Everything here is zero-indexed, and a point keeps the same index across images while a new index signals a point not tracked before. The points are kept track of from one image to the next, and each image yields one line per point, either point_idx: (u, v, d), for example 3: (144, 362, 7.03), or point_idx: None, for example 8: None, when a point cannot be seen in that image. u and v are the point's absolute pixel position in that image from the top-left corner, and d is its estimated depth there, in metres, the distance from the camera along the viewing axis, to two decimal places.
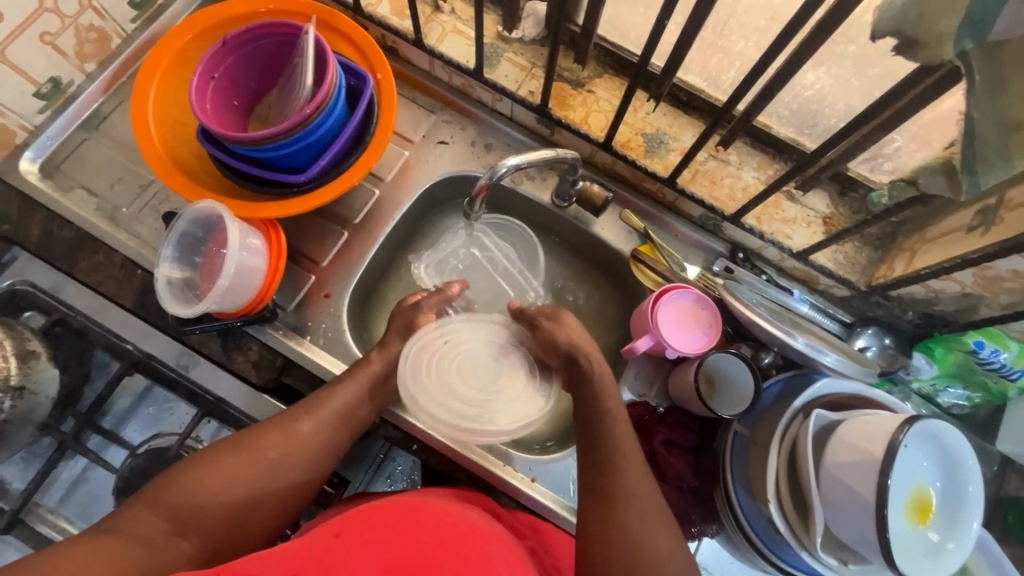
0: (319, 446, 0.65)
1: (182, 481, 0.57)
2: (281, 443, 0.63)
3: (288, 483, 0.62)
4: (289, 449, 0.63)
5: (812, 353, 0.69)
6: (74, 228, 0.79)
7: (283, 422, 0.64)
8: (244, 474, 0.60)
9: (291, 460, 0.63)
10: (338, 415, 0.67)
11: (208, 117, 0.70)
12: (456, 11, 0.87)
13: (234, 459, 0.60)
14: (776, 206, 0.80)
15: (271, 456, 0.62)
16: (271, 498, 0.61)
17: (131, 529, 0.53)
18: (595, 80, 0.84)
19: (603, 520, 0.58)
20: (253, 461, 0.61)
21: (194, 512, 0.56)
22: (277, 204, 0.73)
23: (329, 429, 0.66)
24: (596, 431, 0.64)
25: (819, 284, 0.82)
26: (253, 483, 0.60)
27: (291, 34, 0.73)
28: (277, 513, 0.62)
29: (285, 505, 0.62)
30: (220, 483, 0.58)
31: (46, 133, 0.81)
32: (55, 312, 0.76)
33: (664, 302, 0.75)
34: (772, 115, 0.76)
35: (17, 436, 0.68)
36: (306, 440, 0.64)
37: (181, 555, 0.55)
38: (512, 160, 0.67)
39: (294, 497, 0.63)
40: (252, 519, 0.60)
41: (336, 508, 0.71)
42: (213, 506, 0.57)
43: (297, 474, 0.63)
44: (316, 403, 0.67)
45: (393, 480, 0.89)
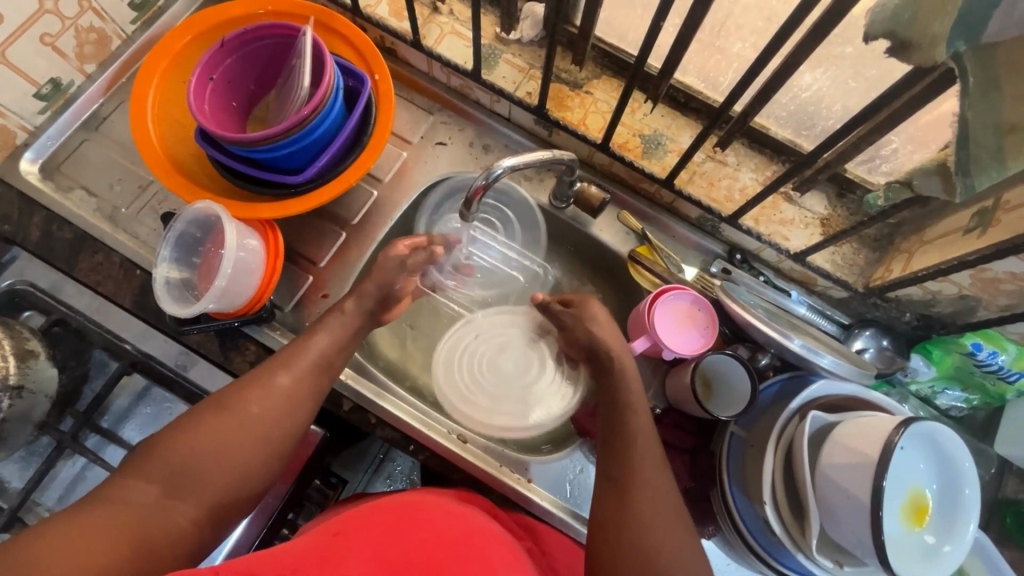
0: (302, 397, 0.65)
1: (167, 447, 0.57)
2: (262, 397, 0.62)
3: (276, 436, 0.62)
4: (271, 403, 0.63)
5: (809, 355, 0.69)
6: (73, 228, 0.80)
7: (262, 374, 0.64)
8: (229, 431, 0.59)
9: (275, 414, 0.62)
10: (317, 362, 0.67)
11: (206, 117, 0.70)
12: (454, 12, 0.87)
13: (218, 417, 0.60)
14: (774, 207, 0.80)
15: (254, 409, 0.61)
16: (261, 453, 0.61)
17: (123, 498, 0.53)
18: (593, 82, 0.84)
19: (617, 514, 0.59)
20: (236, 418, 0.60)
21: (184, 475, 0.56)
22: (276, 204, 0.74)
23: (310, 378, 0.66)
24: (615, 424, 0.65)
25: (817, 286, 0.82)
26: (240, 441, 0.60)
27: (288, 35, 0.73)
28: (271, 467, 0.62)
29: (277, 457, 0.62)
30: (207, 442, 0.58)
31: (46, 134, 0.81)
32: (54, 312, 0.76)
33: (661, 303, 0.75)
34: (769, 116, 0.76)
35: (15, 435, 0.68)
36: (288, 392, 0.64)
37: (179, 517, 0.55)
38: (509, 161, 0.67)
39: (283, 449, 0.63)
40: (248, 474, 0.60)
41: (333, 508, 0.71)
42: (202, 467, 0.57)
43: (284, 425, 0.63)
44: (296, 355, 0.66)
45: (392, 480, 0.94)
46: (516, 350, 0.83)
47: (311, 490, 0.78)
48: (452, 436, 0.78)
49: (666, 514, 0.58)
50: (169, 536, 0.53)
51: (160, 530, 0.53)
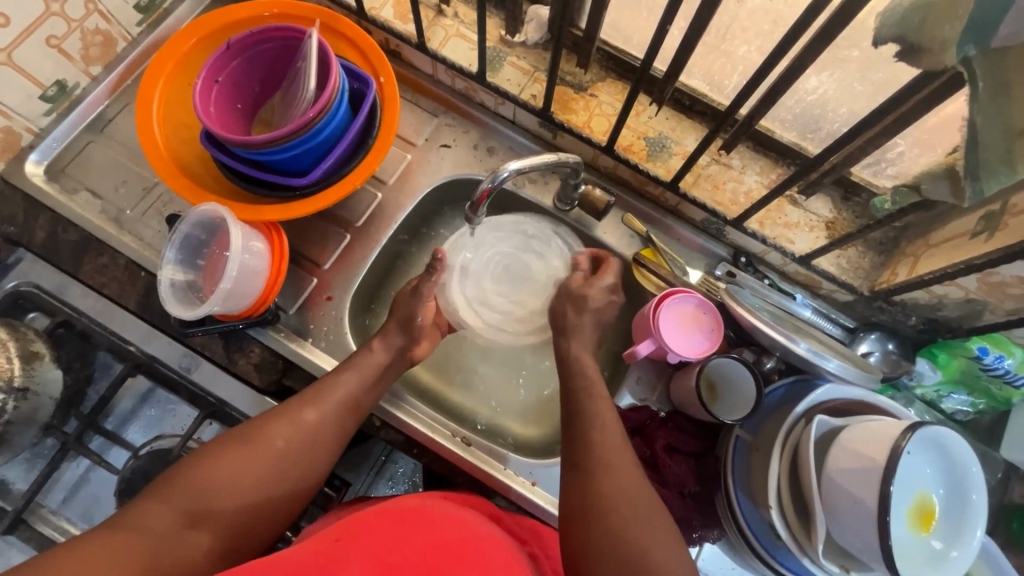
0: (325, 436, 0.66)
1: (190, 474, 0.58)
2: (288, 433, 0.64)
3: (297, 473, 0.64)
4: (295, 439, 0.64)
5: (815, 359, 0.68)
6: (79, 230, 0.80)
7: (291, 411, 0.66)
8: (253, 465, 0.61)
9: (299, 451, 0.64)
10: (344, 402, 0.69)
11: (211, 119, 0.70)
12: (459, 15, 0.87)
13: (245, 450, 0.61)
14: (779, 210, 0.80)
15: (279, 445, 0.63)
16: (280, 488, 0.63)
17: (143, 521, 0.54)
18: (598, 84, 0.84)
19: (582, 496, 0.59)
20: (260, 452, 0.62)
21: (204, 505, 0.58)
22: (280, 206, 0.74)
23: (336, 416, 0.68)
24: (578, 412, 0.67)
25: (822, 289, 0.82)
26: (261, 475, 0.61)
27: (294, 38, 0.73)
28: (286, 504, 0.63)
29: (294, 493, 0.64)
30: (233, 475, 0.60)
31: (52, 136, 0.81)
32: (59, 314, 0.77)
33: (666, 307, 0.75)
34: (775, 119, 0.76)
35: (20, 437, 0.68)
36: (312, 430, 0.66)
37: (194, 546, 0.56)
38: (514, 164, 0.67)
39: (302, 486, 0.64)
40: (267, 511, 0.62)
41: (338, 512, 0.70)
42: (222, 497, 0.59)
43: (305, 463, 0.64)
44: (322, 393, 0.68)
45: (394, 483, 0.92)
46: (514, 255, 0.84)
47: (314, 493, 0.78)
48: (455, 438, 0.77)
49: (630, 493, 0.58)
50: (182, 564, 0.54)
51: (174, 558, 0.54)
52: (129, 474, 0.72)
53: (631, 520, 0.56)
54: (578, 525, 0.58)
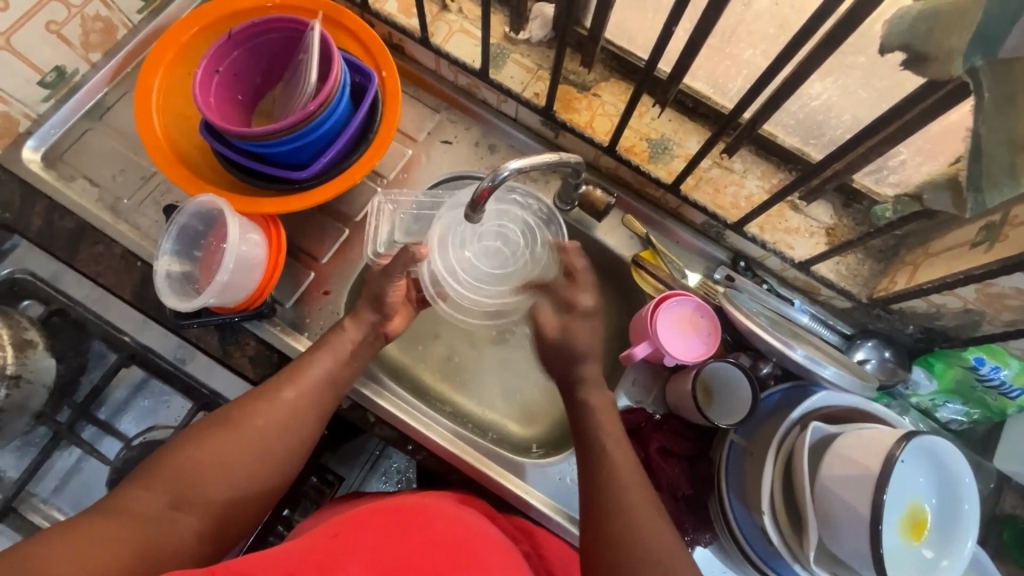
0: (305, 412, 0.66)
1: (173, 458, 0.58)
2: (267, 412, 0.64)
3: (281, 449, 0.64)
4: (275, 418, 0.64)
5: (811, 365, 0.68)
6: (74, 218, 0.79)
7: (269, 391, 0.66)
8: (233, 446, 0.61)
9: (278, 428, 0.64)
10: (325, 376, 0.69)
11: (211, 110, 0.70)
12: (463, 11, 0.86)
13: (225, 433, 0.61)
14: (780, 215, 0.80)
15: (260, 422, 0.63)
16: (265, 465, 0.62)
17: (129, 507, 0.54)
18: (601, 84, 0.83)
19: (601, 511, 0.60)
20: (241, 430, 0.62)
21: (188, 487, 0.57)
22: (279, 199, 0.73)
23: (316, 393, 0.68)
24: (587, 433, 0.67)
25: (820, 295, 0.82)
26: (242, 454, 0.61)
27: (296, 29, 0.72)
28: (271, 482, 0.63)
29: (280, 471, 0.64)
30: (213, 457, 0.60)
31: (50, 122, 0.81)
32: (54, 302, 0.76)
33: (663, 310, 0.74)
34: (777, 124, 0.76)
35: (12, 425, 0.68)
36: (292, 408, 0.66)
37: (182, 527, 0.56)
38: (514, 164, 0.66)
39: (286, 463, 0.64)
40: (253, 493, 0.61)
41: (331, 507, 0.70)
42: (206, 478, 0.59)
43: (287, 441, 0.64)
44: (300, 372, 0.68)
45: (387, 477, 0.93)
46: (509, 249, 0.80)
47: (306, 486, 0.78)
48: (450, 436, 0.77)
49: (639, 513, 0.59)
50: (171, 544, 0.54)
51: (164, 541, 0.54)
52: (121, 465, 0.72)
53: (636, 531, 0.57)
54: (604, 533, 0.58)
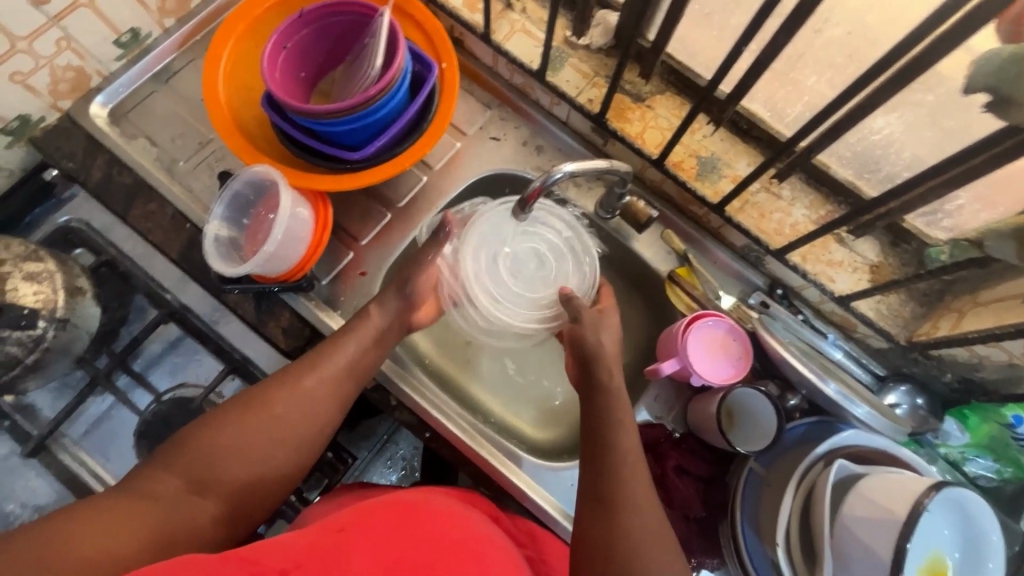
0: (325, 402, 0.67)
1: (194, 441, 0.59)
2: (287, 399, 0.65)
3: (298, 436, 0.65)
4: (294, 405, 0.65)
5: (843, 402, 0.67)
6: (132, 174, 0.82)
7: (291, 377, 0.66)
8: (253, 431, 0.62)
9: (296, 417, 0.65)
10: (347, 367, 0.70)
11: (276, 84, 0.71)
12: (527, 11, 0.87)
13: (245, 417, 0.62)
14: (823, 247, 0.79)
15: (283, 410, 0.64)
16: (282, 451, 0.63)
17: (150, 487, 0.55)
18: (656, 97, 0.83)
19: (601, 530, 0.56)
20: (265, 415, 0.63)
21: (209, 470, 0.59)
22: (331, 177, 0.75)
23: (338, 382, 0.69)
24: (600, 444, 0.63)
25: (856, 332, 0.80)
26: (261, 440, 0.62)
27: (365, 14, 0.74)
28: (287, 469, 0.64)
29: (298, 457, 0.65)
30: (233, 441, 0.61)
31: (119, 80, 0.84)
32: (104, 253, 0.79)
33: (695, 329, 0.73)
34: (832, 155, 0.75)
35: (55, 366, 0.70)
36: (313, 395, 0.66)
37: (203, 507, 0.57)
38: (568, 167, 0.67)
39: (302, 449, 0.65)
40: (270, 478, 0.62)
41: (337, 495, 0.72)
42: (227, 461, 0.60)
43: (306, 428, 0.65)
44: (323, 359, 0.69)
45: (391, 461, 0.99)
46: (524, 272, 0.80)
47: (322, 461, 0.81)
48: (474, 432, 0.78)
49: (645, 528, 0.56)
50: (191, 527, 0.56)
51: (183, 523, 0.55)
52: (151, 417, 0.75)
53: (651, 565, 0.53)
54: (601, 555, 0.55)
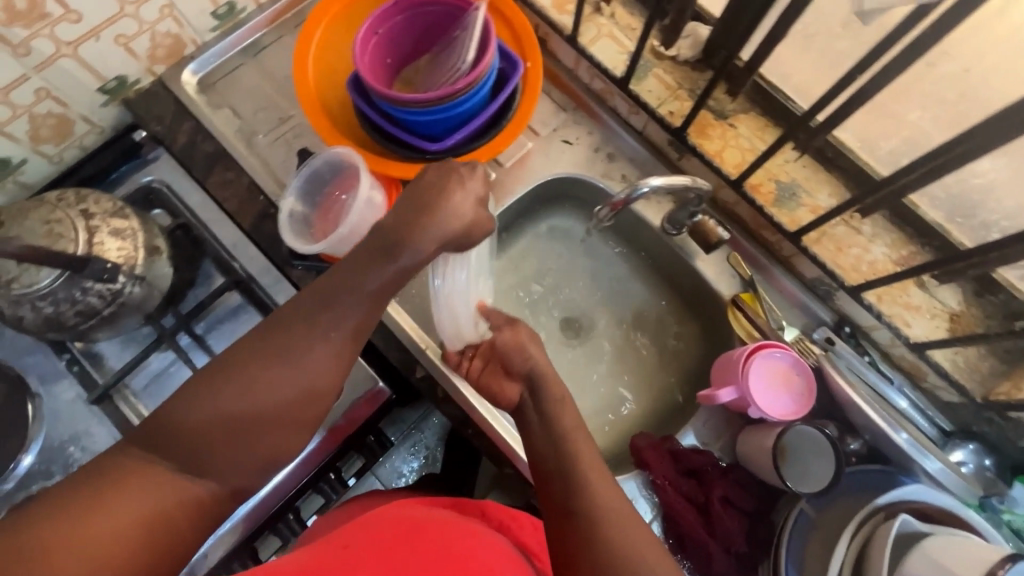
0: (331, 367, 0.55)
1: (181, 416, 0.49)
2: (285, 362, 0.53)
3: (298, 406, 0.53)
4: (294, 370, 0.53)
5: (915, 453, 0.65)
6: (214, 142, 0.86)
7: (293, 336, 0.53)
8: (247, 403, 0.50)
9: (296, 383, 0.53)
10: (352, 323, 0.56)
11: (365, 69, 0.72)
12: (615, 17, 0.85)
13: (236, 384, 0.51)
14: (902, 289, 0.76)
15: (277, 377, 0.52)
16: (281, 425, 0.53)
17: (132, 476, 0.46)
18: (740, 116, 0.81)
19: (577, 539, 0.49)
20: (253, 384, 0.51)
21: (193, 455, 0.48)
22: (406, 166, 0.75)
23: (343, 342, 0.56)
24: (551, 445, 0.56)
25: (926, 382, 0.77)
26: (256, 412, 0.51)
27: (459, 7, 0.74)
28: (287, 441, 0.53)
29: (297, 428, 0.54)
30: (223, 414, 0.49)
31: (211, 51, 0.86)
32: (180, 217, 0.82)
33: (758, 358, 0.71)
34: (924, 195, 0.72)
35: (126, 321, 0.72)
36: (317, 357, 0.54)
37: (197, 494, 0.48)
38: (654, 181, 0.69)
39: (304, 418, 0.54)
40: (265, 452, 0.52)
41: (353, 505, 0.72)
42: (216, 441, 0.49)
43: (308, 395, 0.54)
44: (328, 313, 0.55)
45: (415, 448, 1.06)
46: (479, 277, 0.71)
47: (364, 445, 0.83)
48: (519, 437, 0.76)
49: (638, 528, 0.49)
50: (188, 518, 0.47)
51: (177, 513, 0.46)
52: None
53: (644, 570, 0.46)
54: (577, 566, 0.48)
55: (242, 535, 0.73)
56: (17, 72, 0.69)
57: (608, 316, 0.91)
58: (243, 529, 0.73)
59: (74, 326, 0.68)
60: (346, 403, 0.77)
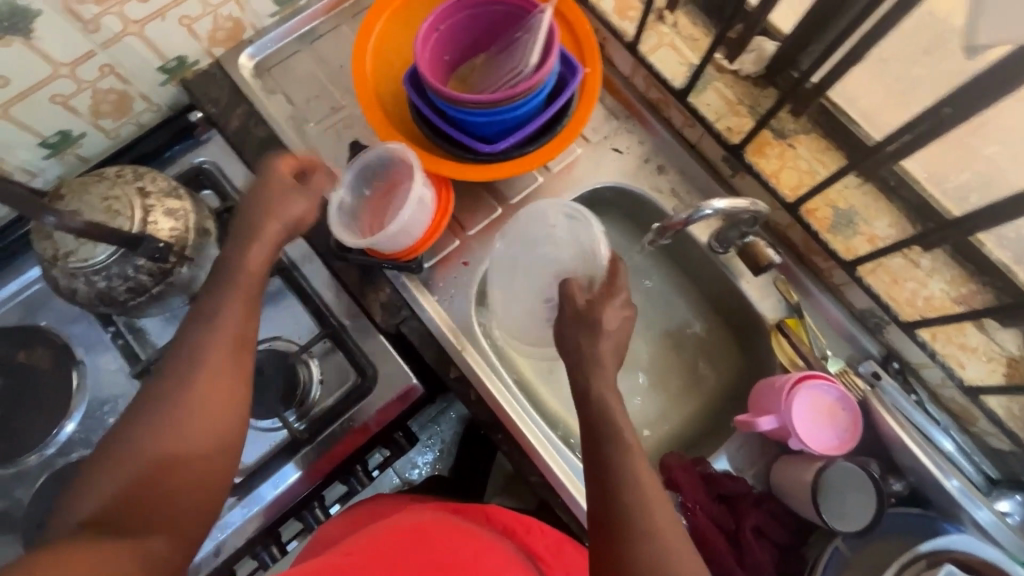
0: (235, 385, 0.54)
1: (98, 486, 0.47)
2: (185, 397, 0.52)
3: (213, 427, 0.52)
4: (197, 401, 0.52)
5: (963, 500, 0.64)
6: (266, 128, 0.86)
7: (181, 374, 0.53)
8: (155, 447, 0.49)
9: (201, 411, 0.52)
10: (232, 334, 0.56)
11: (424, 65, 0.72)
12: (678, 26, 0.83)
13: (146, 434, 0.50)
14: (959, 329, 0.72)
15: (178, 411, 0.51)
16: (204, 451, 0.51)
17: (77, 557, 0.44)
18: (800, 136, 0.78)
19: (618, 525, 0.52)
20: (152, 417, 0.51)
21: (122, 514, 0.47)
22: (456, 165, 0.75)
23: (230, 346, 0.55)
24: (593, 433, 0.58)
25: (975, 427, 0.74)
26: (172, 451, 0.50)
27: (522, 8, 0.73)
28: (217, 466, 0.52)
29: (224, 450, 0.53)
30: (137, 464, 0.49)
31: (269, 36, 0.87)
32: (229, 201, 0.83)
33: (803, 388, 0.69)
34: (993, 234, 0.70)
35: (172, 299, 0.74)
36: (217, 380, 0.53)
37: (147, 542, 0.47)
38: (718, 205, 0.68)
39: (224, 438, 0.53)
40: (199, 482, 0.51)
41: (359, 508, 0.72)
42: (134, 487, 0.48)
43: (220, 417, 0.53)
44: (208, 337, 0.55)
45: (429, 440, 1.05)
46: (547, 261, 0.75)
47: (392, 440, 0.83)
48: (549, 446, 0.76)
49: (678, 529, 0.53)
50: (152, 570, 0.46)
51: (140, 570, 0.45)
52: None
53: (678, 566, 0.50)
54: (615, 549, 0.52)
55: (268, 521, 0.74)
56: (85, 47, 0.70)
57: (644, 330, 0.90)
58: (266, 516, 0.74)
59: (122, 301, 0.70)
60: (377, 403, 0.76)
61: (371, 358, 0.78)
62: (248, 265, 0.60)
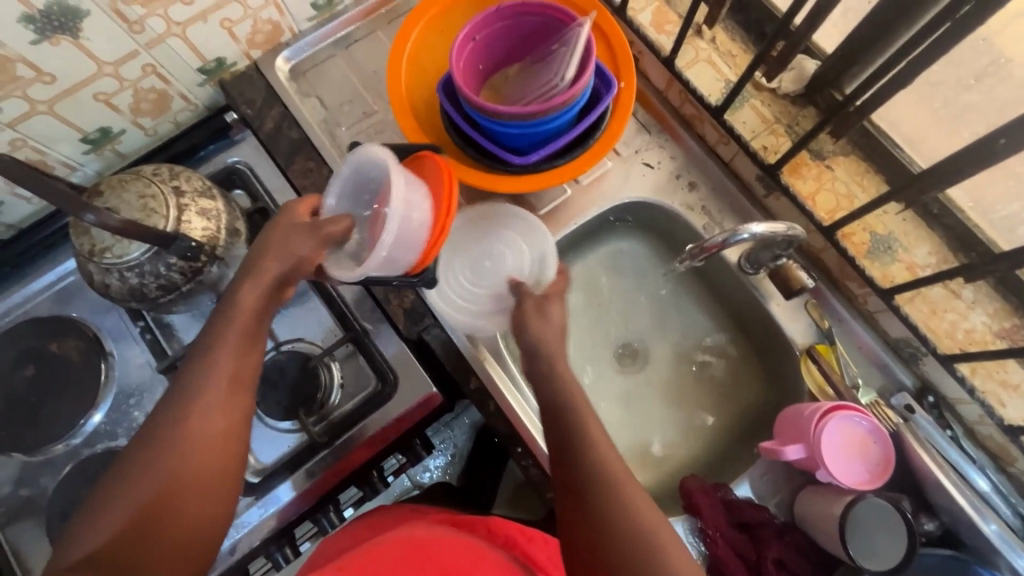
0: (226, 426, 0.54)
1: (96, 528, 0.49)
2: (175, 442, 0.52)
3: (202, 471, 0.52)
4: (187, 446, 0.52)
5: (1004, 548, 0.62)
6: (299, 130, 0.87)
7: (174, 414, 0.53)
8: (147, 494, 0.50)
9: (188, 456, 0.52)
10: (226, 372, 0.55)
11: (458, 74, 0.71)
12: (716, 41, 0.82)
13: (138, 479, 0.50)
14: (1000, 365, 0.70)
15: (168, 455, 0.51)
16: (193, 497, 0.52)
17: None
18: (839, 158, 0.76)
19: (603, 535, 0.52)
20: (148, 455, 0.52)
21: (115, 557, 0.48)
22: (487, 175, 0.75)
23: (225, 385, 0.55)
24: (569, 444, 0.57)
25: (1013, 466, 0.71)
26: (163, 496, 0.50)
27: (560, 21, 0.72)
28: (209, 509, 0.52)
29: (212, 492, 0.53)
30: (128, 511, 0.49)
31: (306, 40, 0.88)
32: (259, 201, 0.84)
33: (835, 419, 0.67)
34: None
35: (200, 296, 0.74)
36: (208, 423, 0.53)
37: None
38: (757, 229, 0.66)
39: (212, 480, 0.53)
40: (190, 526, 0.51)
41: (371, 515, 0.73)
42: (130, 531, 0.49)
43: (208, 460, 0.52)
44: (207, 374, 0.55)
45: (443, 443, 1.05)
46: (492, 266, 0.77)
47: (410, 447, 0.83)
48: None
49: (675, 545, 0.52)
50: None
51: None
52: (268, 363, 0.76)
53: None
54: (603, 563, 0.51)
55: (282, 522, 0.74)
56: (129, 47, 0.71)
57: (667, 348, 0.88)
58: (280, 518, 0.74)
59: (153, 298, 0.71)
60: (399, 409, 0.76)
61: (393, 364, 0.78)
62: (281, 298, 0.61)
